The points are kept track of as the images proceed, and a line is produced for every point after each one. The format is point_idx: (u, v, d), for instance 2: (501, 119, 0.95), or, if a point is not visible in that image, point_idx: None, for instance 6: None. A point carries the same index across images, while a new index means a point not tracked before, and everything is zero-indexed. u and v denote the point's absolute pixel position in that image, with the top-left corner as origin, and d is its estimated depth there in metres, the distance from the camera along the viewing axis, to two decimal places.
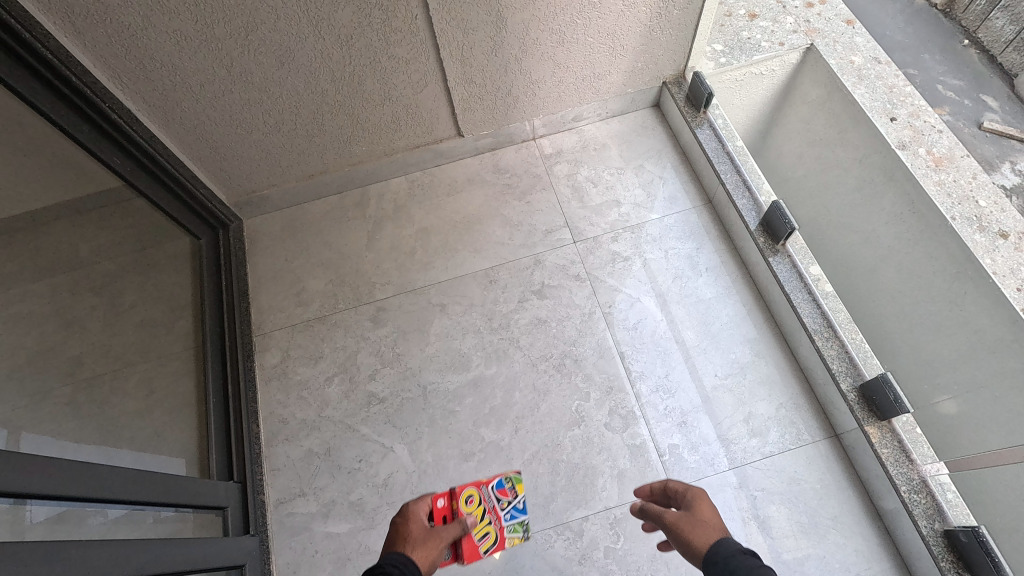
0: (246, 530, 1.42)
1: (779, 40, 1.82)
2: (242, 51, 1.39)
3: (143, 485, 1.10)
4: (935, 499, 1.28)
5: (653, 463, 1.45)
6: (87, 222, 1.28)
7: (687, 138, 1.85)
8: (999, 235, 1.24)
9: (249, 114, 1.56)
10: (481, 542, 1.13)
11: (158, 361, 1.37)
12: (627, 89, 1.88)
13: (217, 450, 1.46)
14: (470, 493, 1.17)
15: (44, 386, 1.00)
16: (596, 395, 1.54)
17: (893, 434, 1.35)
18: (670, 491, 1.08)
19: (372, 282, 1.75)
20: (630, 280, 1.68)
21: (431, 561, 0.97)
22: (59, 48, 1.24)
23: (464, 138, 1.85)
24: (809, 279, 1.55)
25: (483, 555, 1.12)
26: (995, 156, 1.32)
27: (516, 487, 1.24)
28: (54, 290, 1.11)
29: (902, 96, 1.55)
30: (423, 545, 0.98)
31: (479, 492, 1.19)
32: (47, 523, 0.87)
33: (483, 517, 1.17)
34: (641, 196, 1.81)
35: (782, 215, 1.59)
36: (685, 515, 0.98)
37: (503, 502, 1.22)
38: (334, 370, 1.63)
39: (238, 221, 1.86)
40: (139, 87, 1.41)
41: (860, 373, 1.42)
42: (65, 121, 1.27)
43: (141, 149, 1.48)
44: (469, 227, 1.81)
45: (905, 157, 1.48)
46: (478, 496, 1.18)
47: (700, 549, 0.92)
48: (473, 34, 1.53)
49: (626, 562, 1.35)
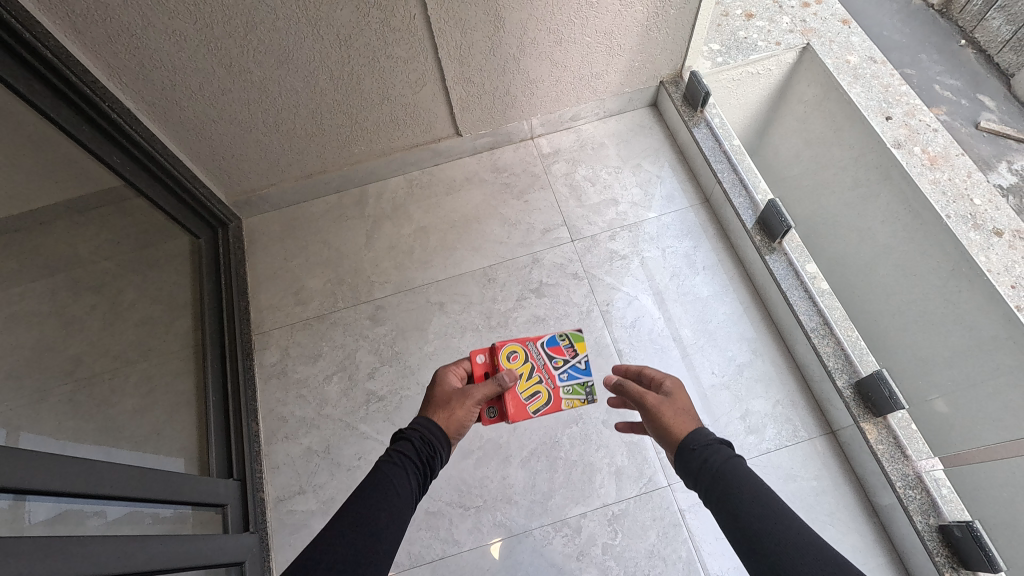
0: (246, 527, 1.43)
1: (775, 39, 1.83)
2: (241, 50, 1.39)
3: (144, 484, 1.11)
4: (929, 494, 1.31)
5: (650, 460, 1.46)
6: (87, 222, 1.29)
7: (684, 137, 1.86)
8: (993, 233, 1.27)
9: (248, 113, 1.56)
10: (529, 402, 1.10)
11: (158, 360, 1.38)
12: (625, 88, 1.89)
13: (217, 448, 1.47)
14: (512, 350, 1.13)
15: (44, 384, 1.01)
16: (593, 392, 1.55)
17: (889, 430, 1.37)
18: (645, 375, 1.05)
19: (370, 281, 1.76)
20: (628, 278, 1.69)
21: (459, 426, 0.97)
22: (59, 48, 1.25)
23: (462, 138, 1.86)
24: (805, 277, 1.57)
25: (530, 413, 1.09)
26: (990, 155, 1.37)
27: (576, 347, 1.18)
28: (54, 288, 1.11)
29: (897, 96, 1.57)
30: (449, 411, 0.97)
31: (524, 349, 1.15)
32: (46, 522, 0.88)
33: (531, 377, 1.12)
34: (638, 195, 1.82)
35: (779, 213, 1.59)
36: (664, 399, 0.95)
37: (556, 360, 1.17)
38: (333, 368, 1.64)
39: (237, 220, 1.87)
40: (139, 86, 1.41)
41: (856, 370, 1.44)
42: (65, 121, 1.28)
43: (141, 148, 1.49)
44: (467, 226, 1.82)
45: (900, 155, 1.48)
46: (528, 354, 1.14)
47: (678, 435, 0.90)
48: (471, 34, 1.54)
49: (623, 559, 1.36)
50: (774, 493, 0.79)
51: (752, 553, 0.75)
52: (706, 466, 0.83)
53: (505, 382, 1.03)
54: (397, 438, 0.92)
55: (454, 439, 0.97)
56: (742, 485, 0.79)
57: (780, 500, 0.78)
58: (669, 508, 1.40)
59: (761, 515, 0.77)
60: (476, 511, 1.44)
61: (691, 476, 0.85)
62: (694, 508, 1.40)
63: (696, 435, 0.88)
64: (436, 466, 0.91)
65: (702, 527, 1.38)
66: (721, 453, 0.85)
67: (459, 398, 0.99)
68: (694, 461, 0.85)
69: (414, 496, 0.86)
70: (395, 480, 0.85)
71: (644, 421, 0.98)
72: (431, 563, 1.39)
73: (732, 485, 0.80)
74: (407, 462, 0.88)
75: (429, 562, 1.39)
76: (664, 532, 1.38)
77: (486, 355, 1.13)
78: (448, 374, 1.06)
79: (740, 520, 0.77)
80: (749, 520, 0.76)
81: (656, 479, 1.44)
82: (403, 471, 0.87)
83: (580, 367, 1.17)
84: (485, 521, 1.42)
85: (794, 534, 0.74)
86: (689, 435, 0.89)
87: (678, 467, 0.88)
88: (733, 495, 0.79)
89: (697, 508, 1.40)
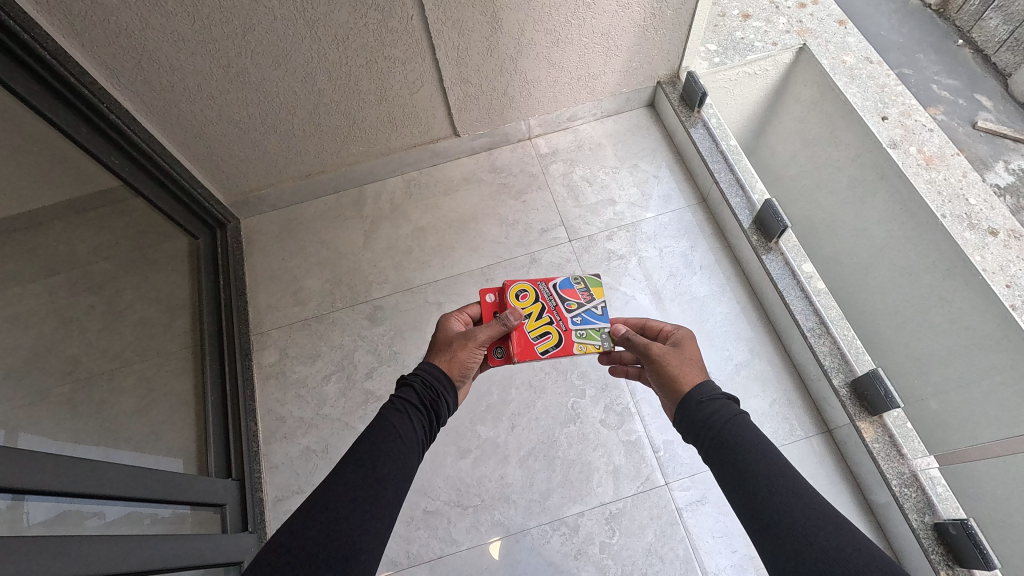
0: (245, 527, 1.43)
1: (772, 40, 1.83)
2: (239, 51, 1.40)
3: (143, 484, 1.11)
4: (925, 492, 1.32)
5: (647, 459, 1.47)
6: (86, 222, 1.29)
7: (681, 137, 1.87)
8: (989, 232, 1.26)
9: (247, 114, 1.57)
10: (538, 341, 1.10)
11: (156, 360, 1.38)
12: (622, 88, 1.90)
13: (215, 448, 1.48)
14: (522, 289, 1.15)
15: (44, 384, 1.02)
16: (591, 392, 1.55)
17: (884, 428, 1.39)
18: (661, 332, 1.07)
19: (368, 281, 1.76)
20: (626, 278, 1.69)
21: (461, 368, 0.98)
22: (57, 49, 1.25)
23: (460, 138, 1.86)
24: (801, 277, 1.58)
25: (538, 353, 1.09)
26: (989, 155, 1.31)
27: (591, 292, 1.18)
28: (52, 289, 1.12)
29: (892, 96, 1.56)
30: (451, 354, 0.98)
31: (535, 289, 1.17)
32: (45, 522, 0.88)
33: (540, 315, 1.13)
34: (636, 195, 1.83)
35: (774, 214, 1.60)
36: (672, 350, 0.96)
37: (570, 303, 1.17)
38: (331, 368, 1.64)
39: (235, 221, 1.87)
40: (137, 87, 1.42)
41: (851, 369, 1.46)
42: (63, 122, 1.29)
43: (139, 149, 1.49)
44: (465, 226, 1.82)
45: (896, 156, 1.50)
46: (538, 294, 1.16)
47: (681, 383, 0.92)
48: (469, 34, 1.54)
49: (621, 557, 1.37)
50: (777, 451, 0.80)
51: (749, 504, 0.76)
52: (711, 420, 0.84)
53: (509, 322, 1.03)
54: (400, 385, 0.93)
55: (457, 381, 0.98)
56: (746, 439, 0.80)
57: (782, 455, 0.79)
58: (667, 507, 1.41)
59: (763, 468, 0.77)
60: (473, 510, 1.44)
61: (694, 428, 0.86)
62: (691, 506, 1.41)
63: (699, 386, 0.90)
64: (440, 408, 0.92)
65: (699, 526, 1.39)
66: (727, 408, 0.85)
67: (461, 340, 1.00)
68: (700, 413, 0.86)
69: (418, 438, 0.87)
70: (396, 425, 0.85)
71: (646, 369, 0.99)
72: (429, 562, 1.39)
73: (737, 440, 0.81)
74: (410, 406, 0.89)
75: (428, 561, 1.39)
76: (661, 531, 1.39)
77: (496, 295, 1.18)
78: (450, 320, 1.07)
79: (740, 471, 0.78)
80: (750, 472, 0.77)
81: (653, 478, 1.44)
82: (405, 415, 0.88)
83: (595, 312, 1.17)
84: (483, 520, 1.43)
85: (795, 491, 0.74)
86: (692, 386, 0.90)
87: (681, 420, 0.89)
88: (737, 449, 0.80)
89: (694, 507, 1.41)
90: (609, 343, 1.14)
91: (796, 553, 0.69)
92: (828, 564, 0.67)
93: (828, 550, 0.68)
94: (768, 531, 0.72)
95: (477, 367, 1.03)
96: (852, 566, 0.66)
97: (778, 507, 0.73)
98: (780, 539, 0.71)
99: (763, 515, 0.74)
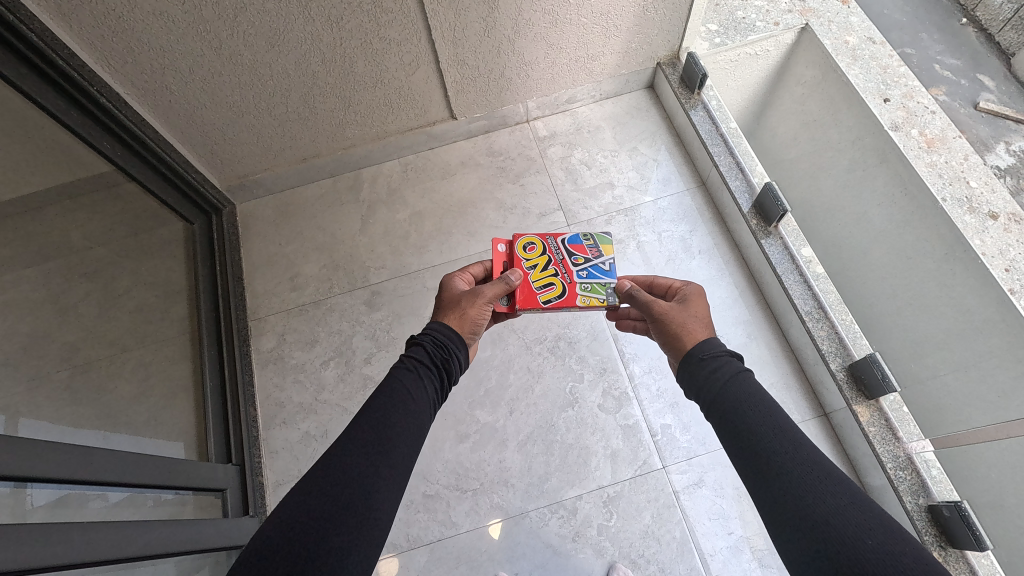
0: (246, 511, 1.45)
1: (774, 19, 1.78)
2: (230, 32, 1.37)
3: (144, 469, 1.12)
4: (919, 475, 1.31)
5: (645, 443, 1.48)
6: (80, 208, 1.27)
7: (680, 119, 1.84)
8: (988, 215, 1.31)
9: (239, 97, 1.54)
10: (540, 291, 1.12)
11: (155, 345, 1.38)
12: (621, 70, 1.87)
13: (214, 434, 1.48)
14: (530, 242, 1.18)
15: (41, 370, 1.01)
16: (589, 376, 1.56)
17: (880, 412, 1.37)
18: (670, 290, 1.09)
19: (366, 266, 1.75)
20: (625, 262, 1.69)
21: (472, 324, 1.00)
22: (43, 30, 1.22)
23: (457, 121, 1.84)
24: (801, 261, 1.56)
25: (540, 303, 1.11)
26: (988, 137, 1.47)
27: (602, 249, 1.19)
28: (47, 275, 1.11)
29: (896, 78, 1.58)
30: (461, 312, 1.00)
31: (543, 243, 1.19)
32: (48, 506, 0.89)
33: (545, 268, 1.15)
34: (634, 178, 1.81)
35: (774, 198, 1.58)
36: (677, 307, 0.98)
37: (577, 257, 1.18)
38: (330, 353, 1.65)
39: (231, 206, 1.86)
40: (127, 70, 1.39)
41: (849, 353, 1.44)
42: (51, 105, 1.27)
43: (130, 132, 1.47)
44: (462, 210, 1.81)
45: (897, 138, 1.50)
46: (545, 247, 1.18)
47: (686, 340, 0.93)
48: (466, 14, 1.51)
49: (618, 539, 1.38)
50: (779, 410, 0.80)
51: (748, 461, 0.76)
52: (713, 379, 0.85)
53: (513, 281, 1.06)
54: (409, 345, 0.94)
55: (468, 338, 1.00)
56: (744, 397, 0.81)
57: (785, 415, 0.79)
58: (664, 490, 1.42)
59: (764, 428, 0.77)
60: (473, 493, 1.45)
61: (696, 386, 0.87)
62: (689, 489, 1.42)
63: (703, 343, 0.91)
64: (451, 364, 0.92)
65: (696, 508, 1.40)
66: (729, 366, 0.86)
67: (469, 297, 1.01)
68: (702, 371, 0.87)
69: (429, 395, 0.87)
70: (407, 384, 0.85)
71: (650, 325, 1.01)
72: (429, 544, 1.41)
73: (738, 398, 0.81)
74: (422, 365, 0.89)
75: (428, 543, 1.41)
76: (658, 513, 1.40)
77: (507, 246, 1.20)
78: (455, 279, 1.08)
79: (738, 427, 0.79)
80: (748, 430, 0.78)
81: (650, 462, 1.46)
82: (416, 373, 0.88)
83: (602, 267, 1.17)
84: (482, 503, 1.44)
85: (797, 449, 0.74)
86: (696, 344, 0.92)
87: (684, 380, 0.90)
88: (737, 408, 0.80)
89: (691, 490, 1.42)
90: (613, 298, 1.14)
91: (790, 507, 0.69)
92: (822, 521, 0.66)
93: (824, 506, 0.67)
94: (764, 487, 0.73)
95: (486, 324, 1.04)
96: (850, 524, 0.65)
97: (776, 465, 0.73)
98: (776, 497, 0.71)
99: (761, 472, 0.74)
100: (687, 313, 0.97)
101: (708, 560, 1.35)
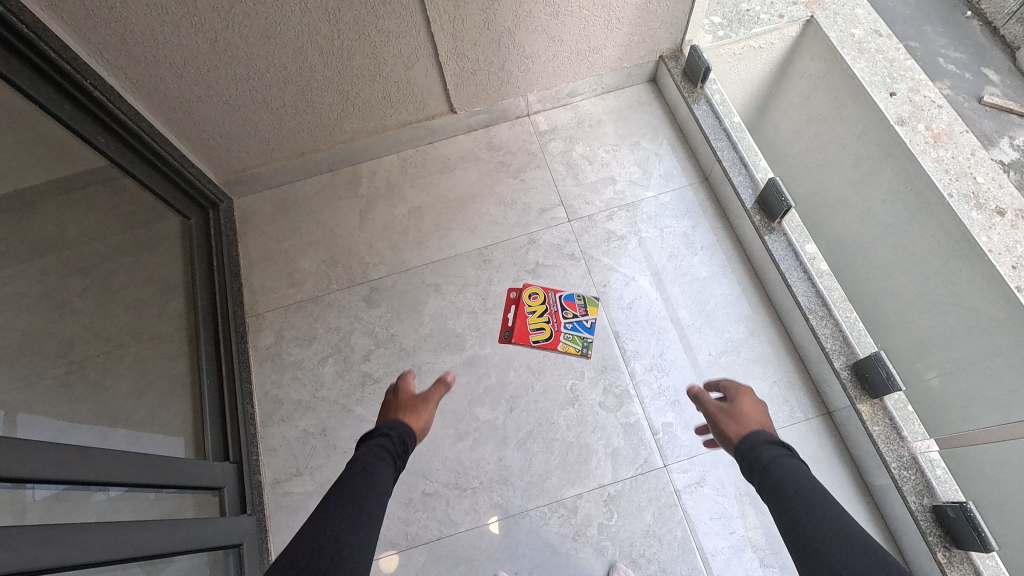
0: (243, 509, 1.43)
1: (779, 11, 1.74)
2: (226, 24, 1.34)
3: (141, 468, 1.11)
4: (924, 474, 1.31)
5: (646, 441, 1.46)
6: (74, 202, 1.25)
7: (683, 113, 1.82)
8: (995, 213, 1.27)
9: (235, 90, 1.52)
10: None
11: (152, 342, 1.36)
12: (623, 63, 1.84)
13: (209, 431, 1.45)
14: None
15: (38, 367, 1.00)
16: (590, 373, 1.54)
17: (885, 411, 1.37)
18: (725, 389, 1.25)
19: (364, 261, 1.73)
20: (625, 259, 1.67)
21: (422, 424, 1.21)
22: (34, 21, 1.20)
23: (457, 115, 1.82)
24: (804, 258, 1.54)
25: None
26: (992, 130, 1.44)
27: None
28: (42, 270, 1.09)
29: (902, 71, 1.55)
30: (415, 413, 1.21)
31: None
32: (47, 505, 0.89)
33: None
34: (636, 173, 1.79)
35: (778, 192, 1.56)
36: (727, 408, 1.14)
37: None
38: (328, 350, 1.63)
39: (228, 200, 1.84)
40: (121, 62, 1.37)
41: (853, 351, 1.42)
42: (45, 98, 1.24)
43: (125, 126, 1.45)
44: (462, 205, 1.79)
45: (904, 132, 1.47)
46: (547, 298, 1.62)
47: (733, 436, 1.08)
48: (466, 6, 1.48)
49: (619, 538, 1.37)
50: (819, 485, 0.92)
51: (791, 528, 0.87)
52: (756, 459, 0.99)
53: (450, 381, 1.40)
54: (373, 437, 1.07)
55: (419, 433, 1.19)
56: (785, 475, 0.92)
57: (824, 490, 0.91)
58: (665, 489, 1.41)
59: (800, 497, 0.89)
60: (472, 492, 1.44)
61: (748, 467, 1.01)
62: (690, 488, 1.41)
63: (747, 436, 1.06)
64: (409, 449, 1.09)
65: (697, 507, 1.39)
66: (773, 448, 0.99)
67: (422, 403, 1.24)
68: (751, 450, 1.01)
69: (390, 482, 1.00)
70: (376, 469, 0.99)
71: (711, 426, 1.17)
72: (428, 543, 1.40)
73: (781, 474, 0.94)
74: (387, 452, 1.04)
75: (427, 542, 1.40)
76: (660, 512, 1.39)
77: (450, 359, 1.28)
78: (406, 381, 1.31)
79: (782, 500, 0.90)
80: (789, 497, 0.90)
81: (652, 460, 1.44)
82: (383, 461, 1.02)
83: (584, 322, 1.60)
84: (482, 501, 1.43)
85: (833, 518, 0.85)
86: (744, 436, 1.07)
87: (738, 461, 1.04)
88: (778, 482, 0.93)
89: (692, 489, 1.41)
90: None
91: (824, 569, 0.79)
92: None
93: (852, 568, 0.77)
94: (809, 560, 0.82)
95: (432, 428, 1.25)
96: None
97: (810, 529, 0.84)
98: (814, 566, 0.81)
99: (801, 542, 0.85)
100: (739, 415, 1.11)
101: (709, 559, 1.34)
